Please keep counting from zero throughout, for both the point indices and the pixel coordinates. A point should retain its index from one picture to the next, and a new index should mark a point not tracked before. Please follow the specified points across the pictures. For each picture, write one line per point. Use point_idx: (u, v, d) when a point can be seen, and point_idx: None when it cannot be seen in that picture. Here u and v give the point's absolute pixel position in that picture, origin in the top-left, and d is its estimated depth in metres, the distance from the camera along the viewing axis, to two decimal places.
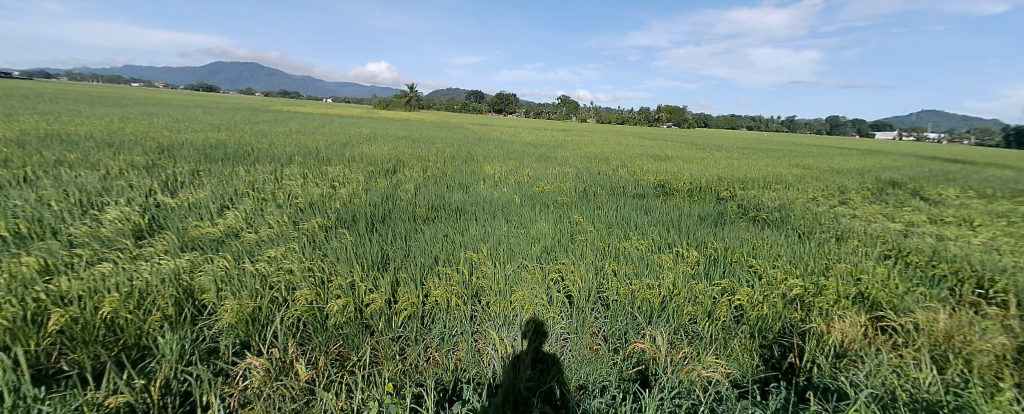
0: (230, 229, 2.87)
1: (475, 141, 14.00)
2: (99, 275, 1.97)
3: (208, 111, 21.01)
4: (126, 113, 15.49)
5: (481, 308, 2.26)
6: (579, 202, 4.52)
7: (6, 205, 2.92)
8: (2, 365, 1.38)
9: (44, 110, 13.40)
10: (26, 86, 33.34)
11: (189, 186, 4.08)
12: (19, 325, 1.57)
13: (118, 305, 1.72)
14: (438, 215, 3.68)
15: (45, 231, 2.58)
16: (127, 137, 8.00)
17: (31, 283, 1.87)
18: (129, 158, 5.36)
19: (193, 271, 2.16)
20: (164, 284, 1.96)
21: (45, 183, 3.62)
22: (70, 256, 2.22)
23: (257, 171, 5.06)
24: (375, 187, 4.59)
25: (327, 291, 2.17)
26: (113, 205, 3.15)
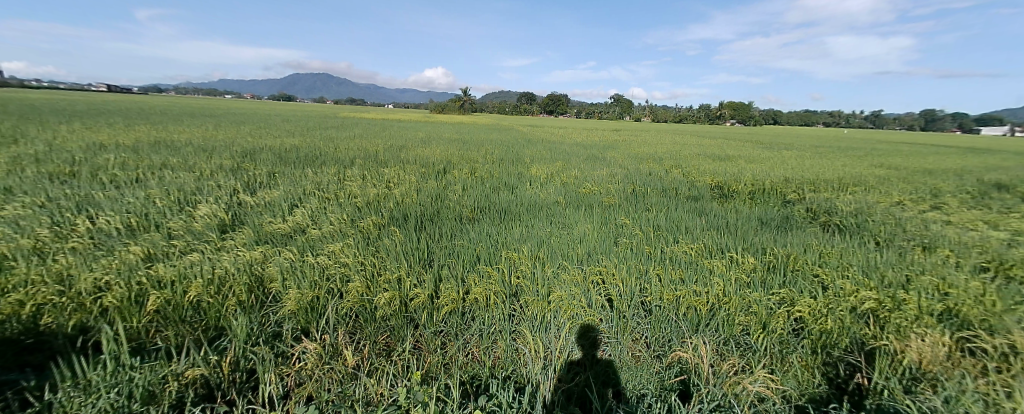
0: (297, 225, 3.17)
1: (519, 142, 14.12)
2: (189, 263, 2.29)
3: (283, 119, 23.29)
4: (218, 122, 17.62)
5: (519, 307, 2.30)
6: (626, 203, 4.39)
7: (125, 202, 3.47)
8: (107, 336, 1.64)
9: (159, 123, 15.71)
10: (143, 99, 39.44)
11: (265, 186, 4.57)
12: (126, 304, 1.86)
13: (202, 290, 2.00)
14: (483, 215, 3.78)
15: (152, 224, 3.03)
16: (218, 143, 9.12)
17: (136, 268, 2.21)
18: (220, 161, 6.11)
19: (263, 262, 2.43)
20: (239, 273, 2.22)
21: (156, 183, 4.26)
22: (169, 246, 2.58)
23: (323, 173, 5.54)
24: (426, 187, 4.83)
25: (376, 284, 2.34)
26: (204, 203, 3.62)
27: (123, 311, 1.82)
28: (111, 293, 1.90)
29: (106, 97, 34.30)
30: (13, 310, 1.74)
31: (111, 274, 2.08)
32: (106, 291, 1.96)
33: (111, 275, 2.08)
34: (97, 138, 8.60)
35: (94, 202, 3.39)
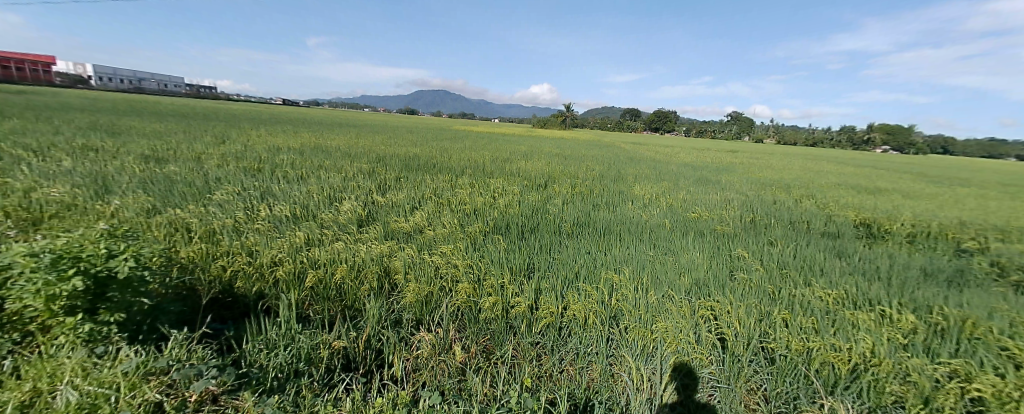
0: (417, 225, 3.54)
1: (613, 159, 13.81)
2: (336, 250, 2.70)
3: (395, 129, 26.36)
4: (347, 130, 20.74)
5: (619, 330, 2.21)
6: (744, 234, 3.98)
7: (293, 193, 4.28)
8: (283, 303, 2.02)
9: (306, 129, 19.08)
10: (296, 109, 48.58)
11: (391, 188, 5.22)
12: (292, 279, 2.24)
13: (345, 274, 2.34)
14: (583, 231, 3.76)
15: (310, 213, 3.66)
16: (350, 148, 10.71)
17: (299, 250, 2.68)
18: (358, 164, 7.23)
19: (391, 255, 2.76)
20: (370, 263, 2.55)
21: (313, 180, 5.18)
22: (322, 233, 3.09)
23: (438, 179, 6.14)
24: (528, 200, 5.00)
25: (482, 288, 2.48)
26: (348, 199, 4.27)
27: (290, 283, 2.21)
28: (283, 268, 2.32)
29: (272, 107, 43.14)
30: (217, 271, 2.23)
31: (283, 252, 2.55)
32: (279, 265, 2.40)
33: (282, 253, 2.55)
34: (269, 141, 10.78)
35: (273, 192, 4.24)
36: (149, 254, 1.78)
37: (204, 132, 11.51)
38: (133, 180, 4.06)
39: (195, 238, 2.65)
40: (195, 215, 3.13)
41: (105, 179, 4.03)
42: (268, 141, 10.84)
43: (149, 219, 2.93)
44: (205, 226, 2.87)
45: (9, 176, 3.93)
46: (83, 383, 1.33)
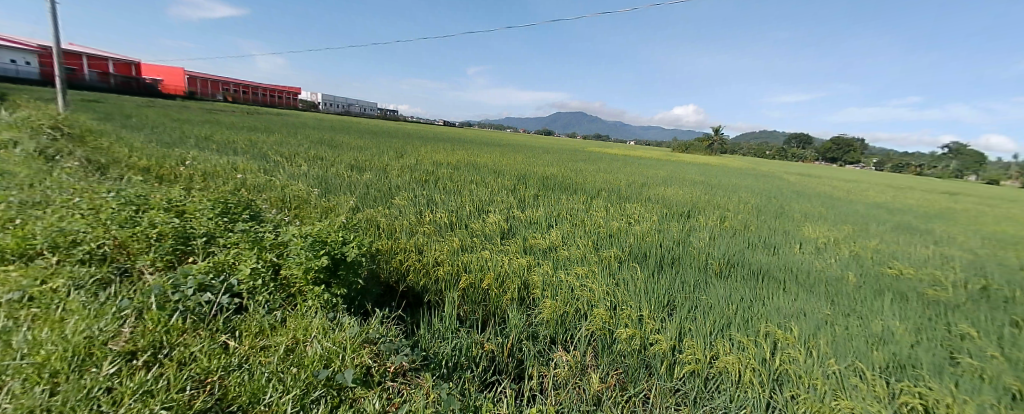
0: (553, 243, 3.71)
1: (762, 190, 12.02)
2: (482, 257, 3.08)
3: (520, 146, 28.04)
4: (480, 146, 22.96)
5: (784, 398, 1.89)
6: (984, 308, 2.98)
7: (452, 202, 4.96)
8: (448, 299, 2.53)
9: (448, 144, 21.82)
10: (439, 126, 56.33)
11: (530, 204, 5.58)
12: (452, 278, 2.79)
13: (491, 283, 2.73)
14: (733, 272, 3.39)
15: (463, 220, 4.16)
16: (487, 164, 11.83)
17: (456, 252, 3.15)
18: (501, 180, 7.99)
19: (529, 268, 3.08)
20: (512, 276, 2.86)
21: (466, 192, 5.92)
22: (473, 240, 3.48)
23: (573, 199, 6.33)
24: (669, 230, 4.74)
25: (617, 317, 2.44)
26: (494, 212, 4.73)
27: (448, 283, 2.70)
28: (448, 266, 2.91)
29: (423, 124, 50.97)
30: (397, 263, 2.86)
31: (445, 253, 3.09)
32: (442, 263, 2.98)
33: (444, 253, 3.08)
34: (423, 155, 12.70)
35: (434, 200, 4.97)
36: (366, 246, 2.47)
37: (378, 146, 14.24)
38: (341, 183, 5.28)
39: (381, 234, 3.29)
40: (383, 215, 3.89)
41: (326, 181, 5.34)
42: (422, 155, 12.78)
43: (355, 213, 3.80)
44: (389, 224, 3.58)
45: (274, 175, 5.54)
46: (323, 338, 1.89)
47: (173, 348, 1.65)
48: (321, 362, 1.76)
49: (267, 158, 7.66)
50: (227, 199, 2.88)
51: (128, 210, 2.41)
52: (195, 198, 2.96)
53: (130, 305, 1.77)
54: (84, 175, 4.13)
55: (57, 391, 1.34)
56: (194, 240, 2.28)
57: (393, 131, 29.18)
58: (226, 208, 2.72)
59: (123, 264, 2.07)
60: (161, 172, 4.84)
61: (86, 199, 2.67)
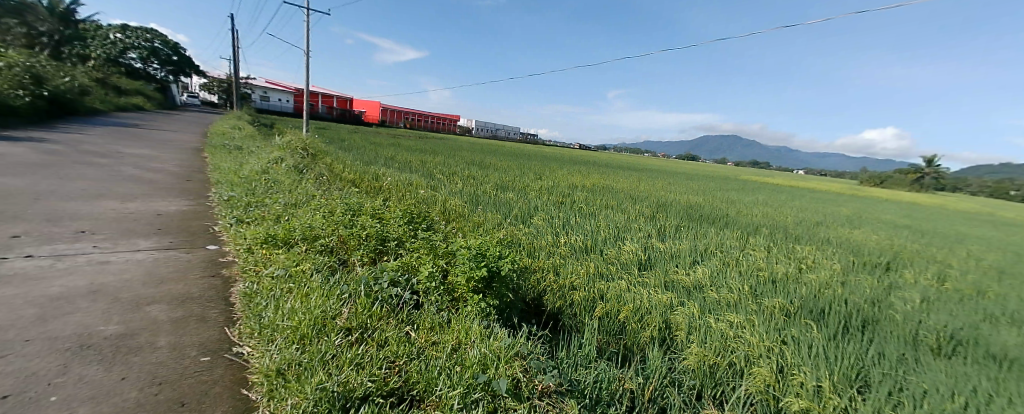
0: (698, 282, 3.51)
1: (1013, 243, 8.72)
2: (622, 287, 3.21)
3: (649, 170, 26.79)
4: (607, 170, 22.84)
5: None
6: None
7: (591, 224, 5.08)
8: (587, 326, 2.64)
9: (576, 167, 22.35)
10: (562, 148, 57.85)
11: (672, 235, 5.28)
12: (590, 305, 2.93)
13: (630, 316, 2.80)
14: (960, 350, 2.58)
15: (601, 245, 4.24)
16: (618, 189, 11.69)
17: (596, 278, 3.36)
18: (639, 206, 7.79)
19: (672, 308, 3.01)
20: (655, 310, 2.88)
21: (603, 216, 6.00)
22: (610, 268, 3.56)
23: (724, 234, 5.73)
24: (858, 283, 3.87)
25: (786, 381, 2.12)
26: (632, 239, 4.63)
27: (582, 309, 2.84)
28: (585, 292, 3.09)
29: (547, 147, 53.23)
30: (535, 283, 3.08)
31: (586, 278, 3.32)
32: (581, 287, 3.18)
33: (585, 278, 3.32)
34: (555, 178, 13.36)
35: (571, 220, 5.17)
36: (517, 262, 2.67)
37: (514, 168, 15.58)
38: (489, 201, 6.04)
39: (527, 251, 3.67)
40: (525, 233, 4.31)
41: (475, 198, 6.21)
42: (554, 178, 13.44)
43: (503, 227, 4.36)
44: (535, 240, 4.03)
45: (440, 191, 6.75)
46: (482, 345, 2.07)
47: (373, 330, 2.09)
48: (479, 366, 1.92)
49: (431, 176, 9.29)
50: (411, 209, 3.64)
51: (348, 216, 3.21)
52: (389, 207, 3.80)
53: (350, 290, 2.35)
54: (324, 184, 5.75)
55: (305, 349, 1.86)
56: (389, 242, 2.93)
57: (523, 154, 31.42)
58: (410, 217, 3.43)
59: (342, 256, 2.81)
60: (366, 184, 6.38)
61: (327, 201, 3.74)
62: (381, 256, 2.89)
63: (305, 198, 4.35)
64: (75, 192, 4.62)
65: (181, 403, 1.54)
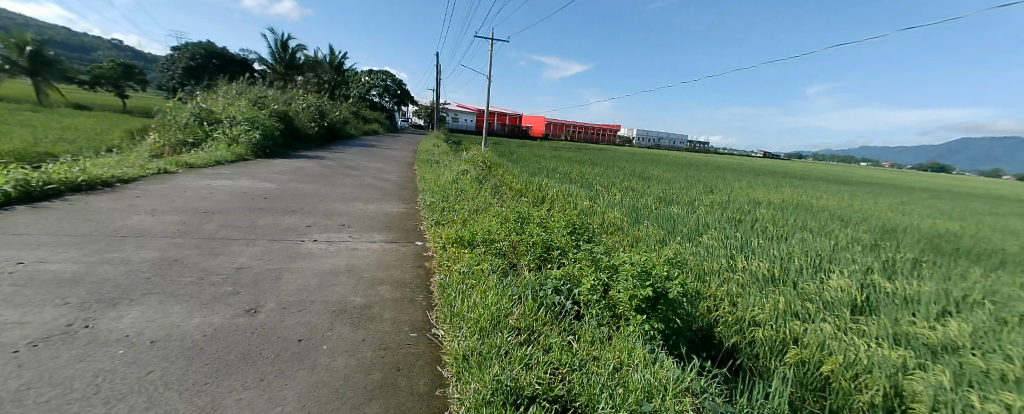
0: (950, 341, 2.59)
1: None
2: (821, 333, 2.63)
3: (863, 182, 20.66)
4: (798, 183, 18.73)
5: None
6: None
7: (778, 253, 4.39)
8: (776, 373, 2.20)
9: (753, 180, 19.13)
10: (728, 155, 50.27)
11: (907, 275, 4.02)
12: (776, 347, 2.48)
13: (837, 369, 2.21)
14: None
15: (789, 280, 3.64)
16: (818, 208, 9.44)
17: (783, 317, 2.87)
18: (853, 233, 6.18)
19: (906, 372, 2.26)
20: (879, 371, 2.20)
21: (796, 242, 5.07)
22: (803, 304, 3.08)
23: (1012, 280, 4.00)
24: None
25: None
26: (838, 274, 3.78)
27: (765, 349, 2.44)
28: (768, 330, 2.64)
29: (710, 154, 47.20)
30: (705, 310, 2.86)
31: (770, 315, 2.87)
32: (761, 326, 2.76)
33: (768, 314, 2.88)
34: (728, 192, 11.75)
35: (752, 246, 4.63)
36: (687, 286, 2.43)
37: (675, 181, 14.47)
38: (651, 216, 6.02)
39: (694, 273, 3.56)
40: (690, 254, 4.18)
41: (636, 212, 6.26)
42: (726, 192, 11.87)
43: (665, 247, 4.28)
44: (701, 265, 3.83)
45: (599, 203, 6.97)
46: (647, 370, 1.90)
47: (539, 334, 2.25)
48: (643, 394, 1.70)
49: (589, 188, 9.57)
50: (574, 221, 3.99)
51: (518, 224, 3.90)
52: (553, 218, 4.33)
53: (520, 293, 2.67)
54: (499, 193, 6.62)
55: (484, 340, 2.12)
56: (553, 250, 3.37)
57: (682, 165, 28.76)
58: (572, 227, 3.78)
59: (513, 260, 3.44)
60: (532, 194, 7.05)
61: (504, 212, 4.44)
62: (545, 262, 3.37)
63: (484, 205, 5.28)
64: (342, 194, 6.61)
65: (397, 368, 1.93)
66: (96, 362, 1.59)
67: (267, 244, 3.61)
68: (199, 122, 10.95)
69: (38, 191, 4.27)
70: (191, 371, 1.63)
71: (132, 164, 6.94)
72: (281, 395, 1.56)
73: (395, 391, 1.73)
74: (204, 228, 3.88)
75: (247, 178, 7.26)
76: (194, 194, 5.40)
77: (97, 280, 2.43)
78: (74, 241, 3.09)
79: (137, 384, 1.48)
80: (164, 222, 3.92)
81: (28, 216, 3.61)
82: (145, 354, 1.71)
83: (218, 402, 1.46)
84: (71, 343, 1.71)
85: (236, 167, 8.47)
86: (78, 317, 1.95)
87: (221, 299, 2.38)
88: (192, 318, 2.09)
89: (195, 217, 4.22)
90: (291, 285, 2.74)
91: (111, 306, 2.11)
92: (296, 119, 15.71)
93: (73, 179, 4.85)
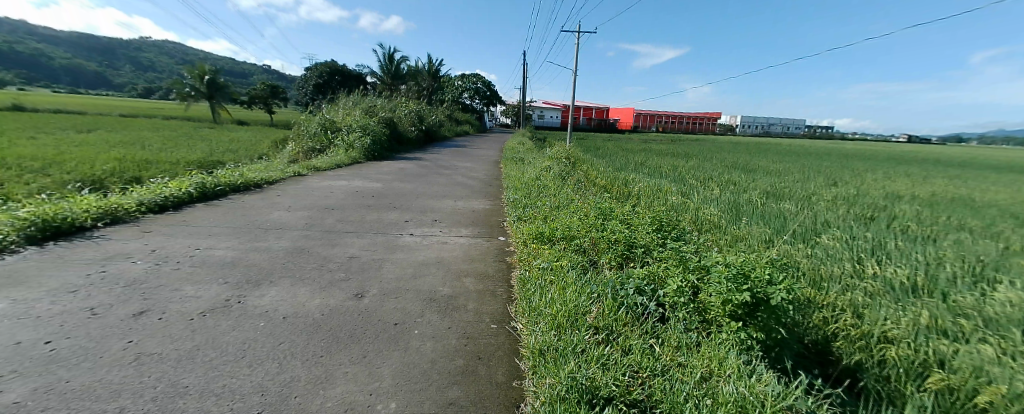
0: None
1: None
2: (978, 355, 2.07)
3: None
4: (970, 173, 14.70)
5: None
6: None
7: (930, 259, 3.55)
8: (915, 401, 1.80)
9: (900, 170, 15.56)
10: (858, 139, 41.83)
11: None
12: (909, 369, 2.03)
13: (996, 400, 1.70)
14: None
15: (935, 289, 2.93)
16: (1000, 204, 7.31)
17: (927, 335, 2.33)
18: None
19: None
20: None
21: (958, 246, 4.05)
22: (955, 320, 2.47)
23: None
24: None
25: None
26: (1020, 287, 2.93)
27: (900, 372, 2.03)
28: (904, 350, 2.18)
29: (833, 140, 39.78)
30: (820, 320, 2.48)
31: (910, 332, 2.35)
32: (892, 344, 2.29)
33: (906, 330, 2.37)
34: (863, 185, 9.77)
35: (892, 250, 3.82)
36: (796, 293, 2.12)
37: (788, 172, 12.55)
38: (756, 213, 5.37)
39: (807, 278, 3.10)
40: (804, 256, 3.64)
41: (736, 208, 5.64)
42: (859, 185, 9.89)
43: (771, 248, 3.80)
44: (816, 269, 3.31)
45: (692, 198, 6.42)
46: (743, 384, 1.72)
47: (618, 334, 2.19)
48: (735, 408, 1.54)
49: (681, 182, 8.85)
50: (660, 217, 3.76)
51: (599, 221, 3.83)
52: (638, 214, 4.13)
53: (599, 291, 2.64)
54: (581, 189, 6.52)
55: (561, 336, 2.14)
56: (636, 248, 3.22)
57: (797, 154, 24.77)
58: (658, 224, 3.56)
59: (593, 256, 3.38)
60: (616, 189, 6.80)
61: (584, 209, 4.40)
62: (628, 260, 3.24)
63: (566, 201, 5.26)
64: (433, 191, 7.19)
65: (478, 356, 2.05)
66: (245, 331, 2.00)
67: (372, 236, 4.11)
68: (324, 131, 12.90)
69: (212, 191, 5.50)
70: (311, 344, 1.95)
71: (276, 168, 8.50)
72: (379, 372, 1.78)
73: (475, 378, 1.85)
74: (325, 222, 4.57)
75: (358, 178, 8.34)
76: (318, 192, 6.40)
77: (249, 264, 3.05)
78: (234, 232, 3.91)
79: (272, 352, 1.83)
80: (296, 217, 4.73)
81: (207, 211, 4.68)
82: (279, 327, 2.10)
83: (330, 373, 1.73)
84: (229, 314, 2.18)
85: (350, 169, 9.79)
86: (234, 293, 2.47)
87: (335, 284, 2.79)
88: (313, 299, 2.50)
89: (318, 213, 5.00)
90: (390, 274, 3.09)
91: (256, 286, 2.64)
92: (399, 123, 17.52)
93: (236, 181, 6.13)
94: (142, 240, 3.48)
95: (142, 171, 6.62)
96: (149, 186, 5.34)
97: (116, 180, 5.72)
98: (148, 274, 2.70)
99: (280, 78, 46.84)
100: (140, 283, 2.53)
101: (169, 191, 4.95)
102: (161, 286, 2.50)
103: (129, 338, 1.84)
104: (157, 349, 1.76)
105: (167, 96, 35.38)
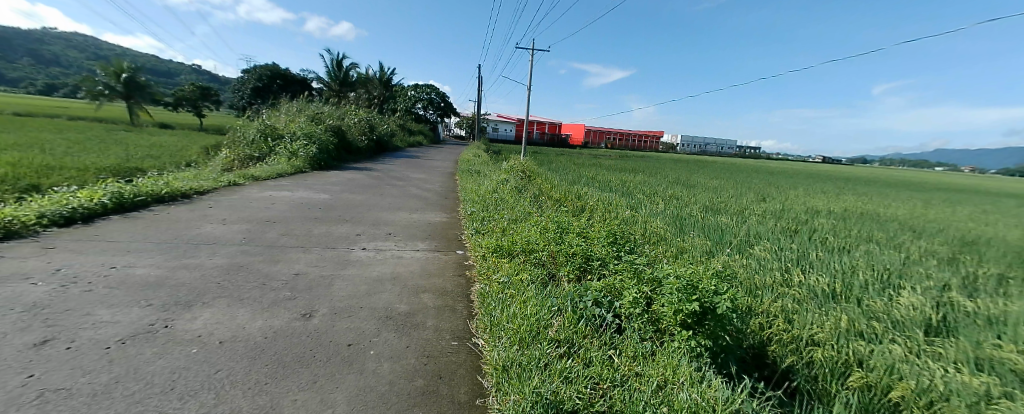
0: None
1: None
2: (890, 355, 2.40)
3: (947, 187, 18.36)
4: (865, 190, 17.06)
5: None
6: None
7: (841, 267, 4.08)
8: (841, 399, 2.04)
9: (815, 187, 17.67)
10: (778, 161, 47.22)
11: (998, 294, 3.58)
12: (833, 370, 2.30)
13: (907, 395, 2.00)
14: None
15: (850, 296, 3.37)
16: (889, 218, 8.54)
17: (846, 337, 2.66)
18: (931, 245, 5.58)
19: (991, 401, 2.01)
20: (955, 398, 1.98)
21: (862, 255, 4.69)
22: (868, 323, 2.83)
23: None
24: None
25: None
26: (908, 291, 3.43)
27: (826, 371, 2.27)
28: (829, 351, 2.45)
29: (759, 160, 44.55)
30: (757, 326, 2.73)
31: (832, 335, 2.66)
32: (819, 346, 2.57)
33: (827, 332, 2.69)
34: (784, 201, 10.94)
35: (811, 260, 4.31)
36: (739, 302, 2.31)
37: (722, 188, 13.72)
38: (698, 226, 5.79)
39: (744, 287, 3.39)
40: (740, 266, 3.98)
41: (680, 222, 6.04)
42: (782, 200, 11.06)
43: (712, 259, 4.13)
44: (750, 277, 3.64)
45: (642, 212, 6.81)
46: (697, 390, 1.82)
47: (579, 347, 2.23)
48: None
49: (630, 196, 9.32)
50: (614, 231, 3.94)
51: (558, 234, 3.91)
52: (593, 227, 4.29)
53: (560, 304, 2.68)
54: (538, 203, 6.62)
55: (524, 351, 2.14)
56: (593, 261, 3.33)
57: (731, 171, 27.29)
58: (613, 238, 3.72)
59: (552, 270, 3.44)
60: (571, 203, 7.01)
61: (541, 222, 4.49)
62: (586, 273, 3.33)
63: (524, 215, 5.31)
64: (388, 204, 6.94)
65: (440, 376, 1.98)
66: (175, 359, 1.77)
67: (321, 252, 3.85)
68: (265, 137, 11.99)
69: (132, 202, 4.86)
70: (254, 371, 1.77)
71: (207, 177, 7.70)
72: (332, 398, 1.66)
73: (437, 399, 1.78)
74: (267, 237, 4.21)
75: (303, 189, 7.79)
76: (259, 204, 5.91)
77: (177, 283, 2.71)
78: (158, 247, 3.47)
79: (208, 382, 1.63)
80: (233, 231, 4.31)
81: (123, 224, 4.11)
82: (216, 353, 1.88)
83: (276, 402, 1.58)
84: (153, 341, 1.92)
85: (294, 179, 9.14)
86: (160, 317, 2.18)
87: (280, 304, 2.57)
88: (255, 321, 2.28)
89: (258, 226, 4.59)
90: (342, 292, 2.91)
91: (187, 308, 2.35)
92: (350, 133, 16.78)
93: (160, 191, 5.48)
94: (43, 257, 2.97)
95: (39, 178, 5.69)
96: (50, 195, 4.59)
97: (4, 187, 4.86)
98: (50, 297, 2.30)
99: (213, 80, 42.97)
100: (40, 307, 2.15)
101: (76, 201, 4.30)
102: (67, 311, 2.14)
103: (27, 372, 1.54)
104: (65, 384, 1.50)
105: (72, 92, 31.02)
